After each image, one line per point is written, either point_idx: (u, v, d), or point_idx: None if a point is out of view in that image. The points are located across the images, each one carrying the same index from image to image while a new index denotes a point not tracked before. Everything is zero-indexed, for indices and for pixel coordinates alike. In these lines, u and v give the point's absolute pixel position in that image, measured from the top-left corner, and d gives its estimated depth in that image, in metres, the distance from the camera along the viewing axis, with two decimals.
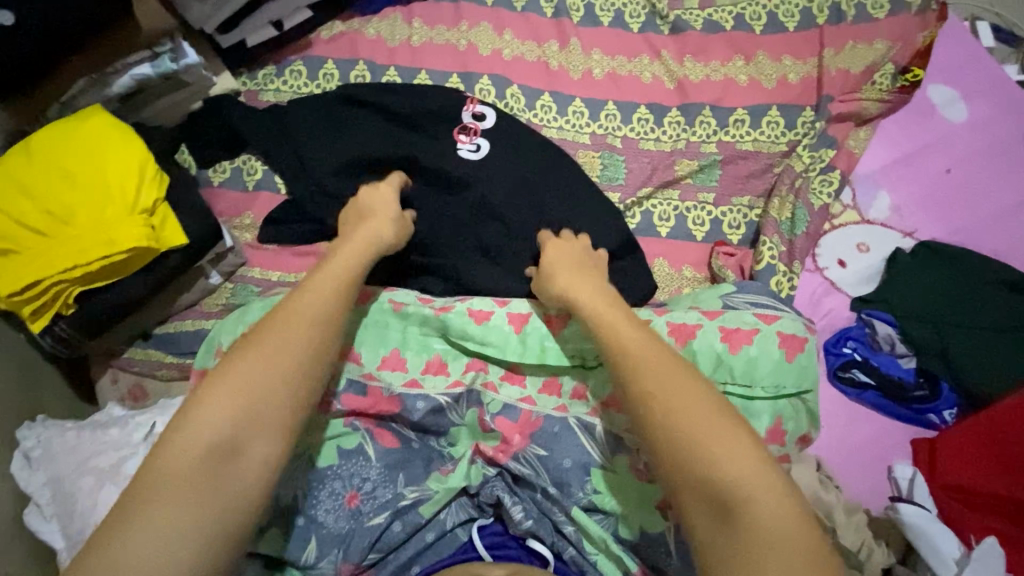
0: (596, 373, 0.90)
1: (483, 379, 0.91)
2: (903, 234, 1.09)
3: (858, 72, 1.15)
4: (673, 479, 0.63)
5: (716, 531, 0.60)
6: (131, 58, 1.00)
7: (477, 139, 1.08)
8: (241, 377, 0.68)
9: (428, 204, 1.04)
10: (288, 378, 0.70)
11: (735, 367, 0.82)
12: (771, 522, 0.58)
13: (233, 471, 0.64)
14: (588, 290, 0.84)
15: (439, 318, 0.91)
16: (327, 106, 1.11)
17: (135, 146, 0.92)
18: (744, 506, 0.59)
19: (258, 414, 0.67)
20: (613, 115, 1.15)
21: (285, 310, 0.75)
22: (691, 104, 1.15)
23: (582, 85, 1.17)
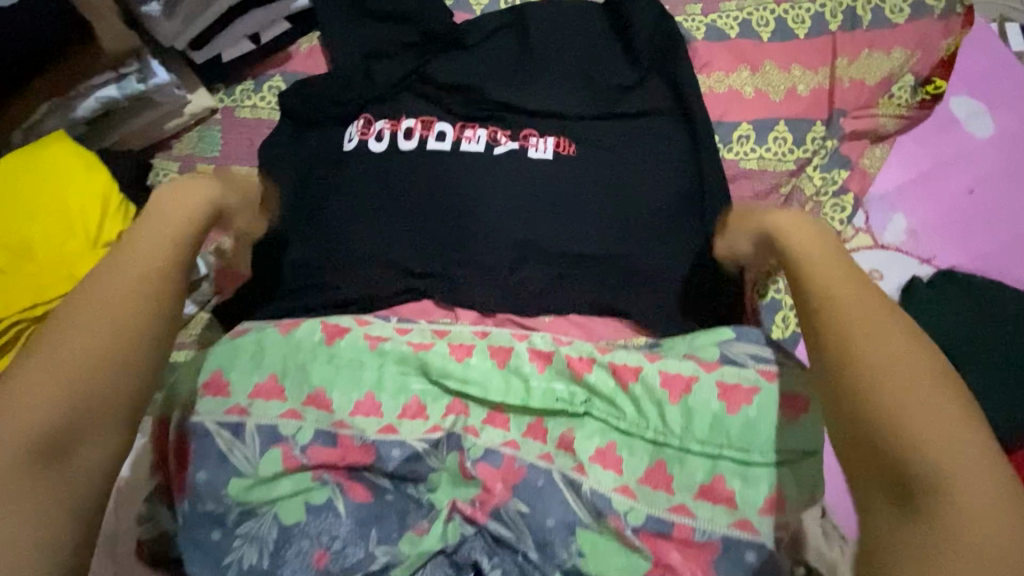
0: (586, 421, 0.85)
1: (463, 423, 0.88)
2: (921, 260, 1.01)
3: (874, 83, 1.06)
4: (885, 487, 0.63)
5: (907, 526, 0.61)
6: (96, 79, 0.92)
7: (545, 141, 1.02)
8: (40, 377, 0.63)
9: (577, 85, 1.07)
10: (63, 396, 0.63)
11: (732, 428, 0.78)
12: (964, 489, 0.59)
13: (62, 470, 0.62)
14: (855, 290, 0.72)
15: (416, 356, 0.90)
16: (598, 91, 1.07)
17: (100, 176, 0.86)
18: (921, 462, 0.61)
19: (68, 431, 0.63)
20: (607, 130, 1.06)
21: (113, 269, 0.70)
22: (706, 120, 1.04)
23: (579, 94, 1.07)
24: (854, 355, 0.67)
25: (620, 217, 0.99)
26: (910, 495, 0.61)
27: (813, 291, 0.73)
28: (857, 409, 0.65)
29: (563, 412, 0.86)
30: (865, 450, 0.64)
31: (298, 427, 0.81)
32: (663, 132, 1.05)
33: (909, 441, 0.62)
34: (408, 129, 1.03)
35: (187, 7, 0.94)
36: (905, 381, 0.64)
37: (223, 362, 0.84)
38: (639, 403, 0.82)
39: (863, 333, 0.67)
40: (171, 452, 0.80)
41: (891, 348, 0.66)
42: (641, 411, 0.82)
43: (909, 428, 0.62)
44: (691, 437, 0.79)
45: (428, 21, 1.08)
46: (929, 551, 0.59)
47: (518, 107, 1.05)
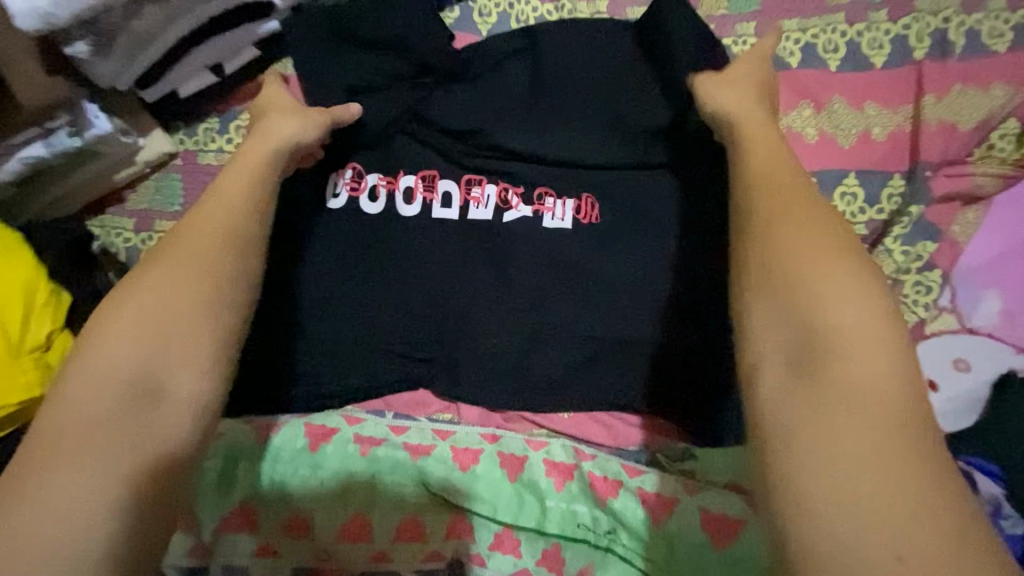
0: (613, 560, 0.72)
1: (467, 550, 0.75)
2: (1017, 349, 0.84)
3: (968, 129, 0.88)
4: (792, 350, 0.50)
5: (796, 392, 0.48)
6: (18, 138, 0.78)
7: (563, 204, 0.87)
8: (121, 330, 0.55)
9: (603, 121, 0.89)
10: (156, 339, 0.55)
11: None
12: (861, 373, 0.48)
13: (156, 416, 0.53)
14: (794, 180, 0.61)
15: (415, 465, 0.79)
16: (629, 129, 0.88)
17: (22, 260, 0.71)
18: (831, 359, 0.48)
19: (158, 373, 0.54)
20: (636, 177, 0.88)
21: (191, 219, 0.63)
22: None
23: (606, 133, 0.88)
24: (772, 241, 0.56)
25: (644, 297, 0.83)
26: (826, 408, 0.47)
27: (769, 187, 0.60)
28: (791, 303, 0.52)
29: (584, 542, 0.73)
30: (781, 274, 0.53)
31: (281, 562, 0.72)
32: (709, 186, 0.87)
33: (832, 318, 0.50)
34: (409, 190, 0.88)
35: (123, 50, 0.76)
36: (835, 277, 0.52)
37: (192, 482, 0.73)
38: (674, 546, 0.70)
39: (822, 283, 0.52)
40: None
41: (833, 266, 0.53)
42: (674, 556, 0.70)
43: (814, 291, 0.51)
44: None
45: (412, 42, 0.87)
46: (835, 453, 0.45)
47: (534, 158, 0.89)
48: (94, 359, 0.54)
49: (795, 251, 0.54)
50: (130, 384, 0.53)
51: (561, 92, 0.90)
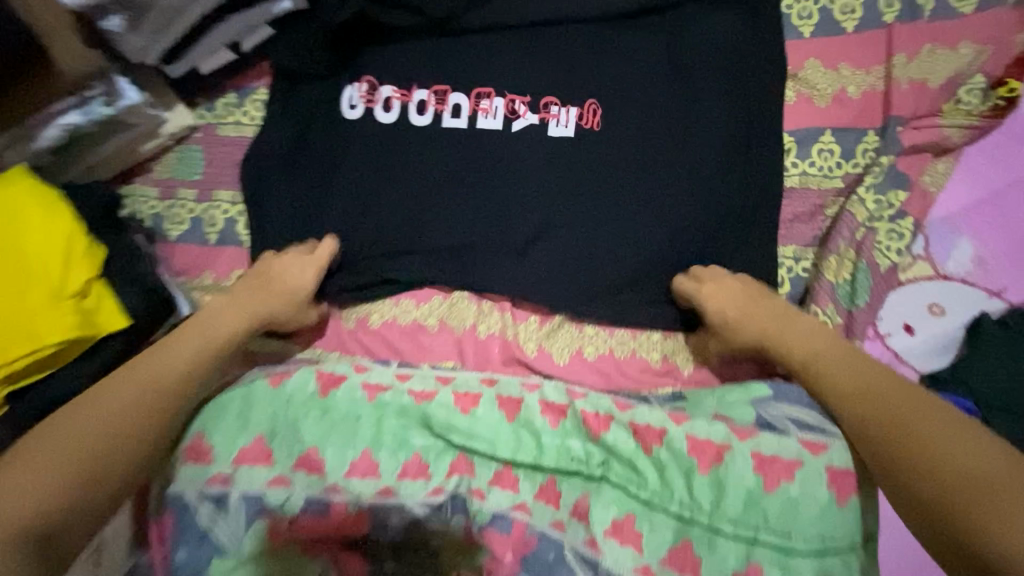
0: (604, 489, 0.75)
1: (468, 485, 0.79)
2: (990, 293, 0.88)
3: (938, 86, 0.93)
4: (874, 415, 0.64)
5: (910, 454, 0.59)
6: (55, 106, 0.84)
7: (567, 111, 0.92)
8: (97, 411, 0.68)
9: (603, 68, 0.93)
10: (148, 412, 0.69)
11: (771, 509, 0.66)
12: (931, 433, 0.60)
13: (105, 462, 0.65)
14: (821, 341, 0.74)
15: (420, 408, 0.83)
16: (626, 77, 0.93)
17: (62, 214, 0.79)
18: (899, 428, 0.62)
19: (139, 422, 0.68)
20: (633, 114, 0.92)
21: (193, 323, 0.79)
22: (743, 128, 0.91)
23: (605, 76, 0.93)
24: (826, 367, 0.71)
25: (645, 226, 0.89)
26: (901, 443, 0.61)
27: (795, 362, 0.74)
28: (859, 398, 0.66)
29: (578, 475, 0.77)
30: (854, 406, 0.66)
31: (286, 496, 0.74)
32: (700, 134, 0.91)
33: (903, 421, 0.62)
34: (422, 102, 0.94)
35: (153, 23, 0.84)
36: (900, 418, 0.62)
37: (206, 424, 0.77)
38: (663, 473, 0.71)
39: (918, 420, 0.61)
40: (153, 527, 0.74)
41: (835, 371, 0.70)
42: (665, 483, 0.71)
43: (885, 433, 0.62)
44: (722, 515, 0.67)
45: (402, 22, 0.95)
46: (919, 461, 0.58)
47: (541, 97, 0.93)
48: (74, 420, 0.66)
49: (831, 375, 0.70)
50: (39, 527, 0.58)
51: (567, 32, 0.95)
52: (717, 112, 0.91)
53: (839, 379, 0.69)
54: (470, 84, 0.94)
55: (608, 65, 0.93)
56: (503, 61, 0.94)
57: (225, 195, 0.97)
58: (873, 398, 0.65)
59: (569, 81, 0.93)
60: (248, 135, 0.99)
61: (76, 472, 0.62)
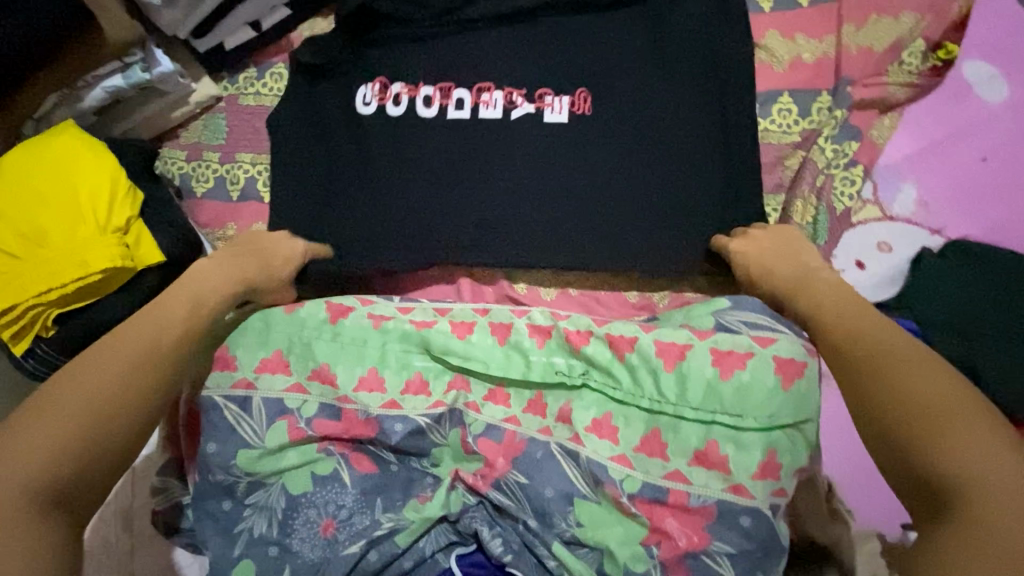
0: (584, 393, 0.85)
1: (465, 399, 0.89)
2: (931, 231, 0.99)
3: (883, 51, 1.04)
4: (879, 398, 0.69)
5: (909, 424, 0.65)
6: (101, 70, 0.96)
7: (561, 101, 1.00)
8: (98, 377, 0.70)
9: (583, 33, 1.02)
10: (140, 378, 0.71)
11: (726, 395, 0.77)
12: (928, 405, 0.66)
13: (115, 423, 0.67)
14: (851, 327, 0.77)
15: (420, 333, 0.92)
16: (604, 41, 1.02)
17: (106, 162, 0.91)
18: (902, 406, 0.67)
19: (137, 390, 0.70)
20: (610, 72, 1.00)
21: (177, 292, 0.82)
22: (715, 85, 1.00)
23: (584, 40, 1.02)
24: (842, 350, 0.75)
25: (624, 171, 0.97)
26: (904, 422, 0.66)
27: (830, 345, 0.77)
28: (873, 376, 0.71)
29: (562, 385, 0.86)
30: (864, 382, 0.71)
31: (303, 401, 0.84)
32: (676, 93, 0.99)
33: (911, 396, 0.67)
34: (428, 96, 1.02)
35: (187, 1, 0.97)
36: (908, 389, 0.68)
37: (230, 340, 0.87)
38: (635, 373, 0.81)
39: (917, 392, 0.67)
40: (188, 428, 0.84)
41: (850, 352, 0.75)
42: (637, 382, 0.81)
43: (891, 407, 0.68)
44: (684, 403, 0.78)
45: (408, 11, 1.03)
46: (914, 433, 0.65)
47: (526, 61, 1.02)
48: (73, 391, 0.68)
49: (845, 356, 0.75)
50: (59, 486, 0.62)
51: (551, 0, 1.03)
52: (689, 69, 1.00)
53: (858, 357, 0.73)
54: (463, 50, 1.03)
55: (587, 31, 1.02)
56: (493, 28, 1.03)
57: (246, 157, 1.08)
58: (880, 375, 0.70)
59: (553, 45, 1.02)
60: (266, 105, 1.09)
61: (82, 435, 0.65)
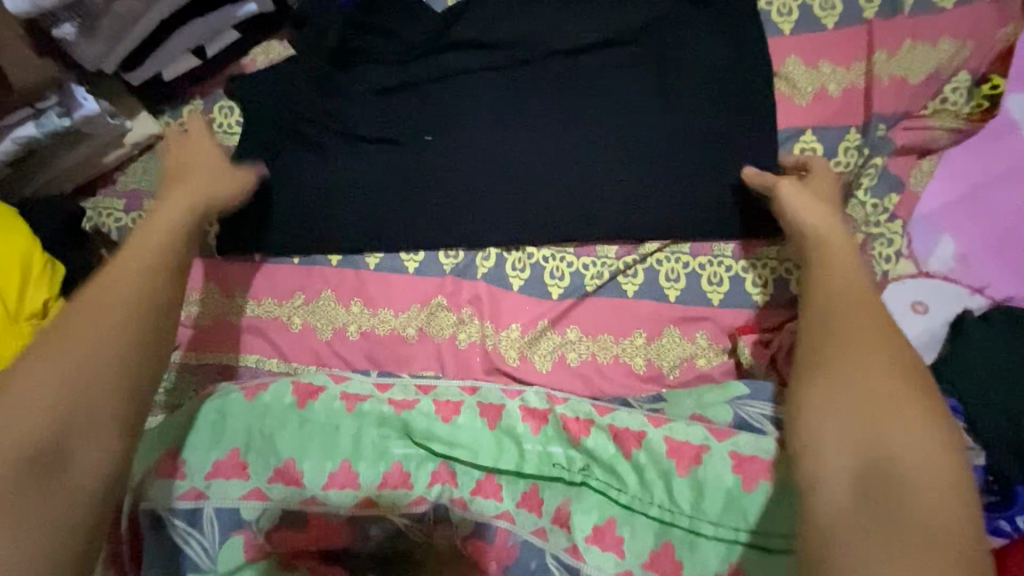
0: (585, 493, 0.75)
1: (451, 493, 0.77)
2: (971, 290, 0.88)
3: (918, 81, 0.92)
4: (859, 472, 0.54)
5: (861, 504, 0.53)
6: (9, 118, 0.82)
7: None
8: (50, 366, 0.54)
9: (576, 75, 0.94)
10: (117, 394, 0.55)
11: (750, 510, 0.69)
12: (905, 446, 0.55)
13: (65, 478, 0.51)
14: (869, 356, 0.61)
15: (398, 417, 0.81)
16: (598, 85, 0.94)
17: (20, 233, 0.77)
18: (887, 458, 0.54)
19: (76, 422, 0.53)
20: (605, 118, 0.92)
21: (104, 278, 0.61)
22: (723, 128, 0.90)
23: (577, 83, 0.94)
24: (881, 386, 0.58)
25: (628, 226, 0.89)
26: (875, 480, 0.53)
27: (822, 354, 0.63)
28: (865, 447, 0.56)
29: (559, 480, 0.76)
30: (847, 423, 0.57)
31: (262, 510, 0.73)
32: (681, 138, 0.90)
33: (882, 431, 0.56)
34: None
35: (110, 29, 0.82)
36: (840, 410, 0.58)
37: (179, 438, 0.76)
38: (643, 474, 0.73)
39: (908, 434, 0.55)
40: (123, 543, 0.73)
41: (884, 398, 0.58)
42: (645, 486, 0.73)
43: (883, 431, 0.56)
44: (702, 516, 0.69)
45: (377, 49, 0.95)
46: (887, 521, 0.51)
47: (516, 103, 0.93)
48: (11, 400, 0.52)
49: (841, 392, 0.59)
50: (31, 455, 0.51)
51: (543, 38, 0.94)
52: (691, 116, 0.91)
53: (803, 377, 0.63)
54: (446, 92, 0.94)
55: (580, 73, 0.94)
56: (479, 68, 0.94)
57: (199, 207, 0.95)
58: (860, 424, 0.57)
59: (542, 89, 0.94)
60: None
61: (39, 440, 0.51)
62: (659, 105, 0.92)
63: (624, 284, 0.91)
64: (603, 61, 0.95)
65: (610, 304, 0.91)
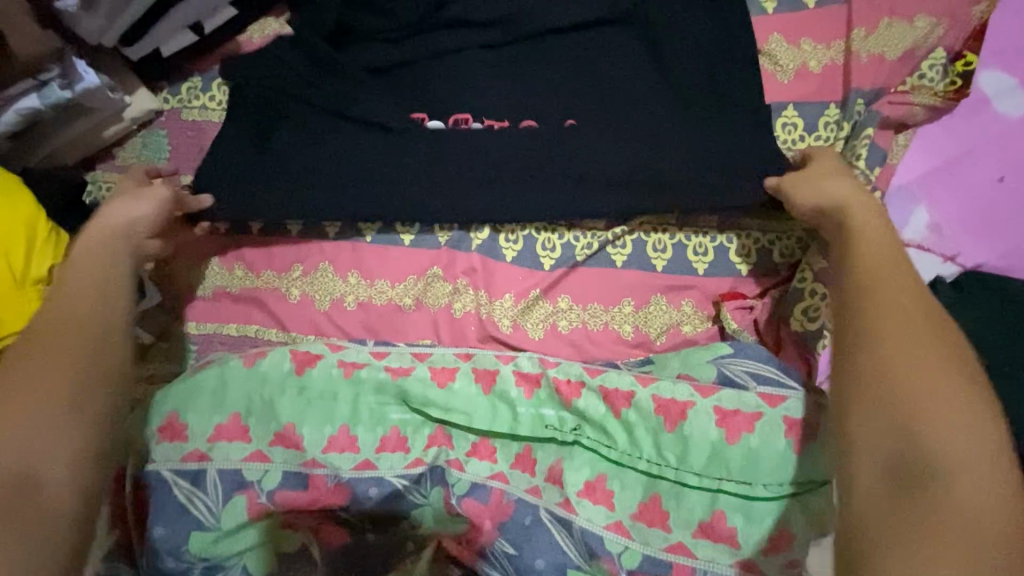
0: (576, 452, 0.78)
1: (447, 456, 0.80)
2: (944, 258, 0.92)
3: (896, 59, 0.95)
4: (891, 464, 0.51)
5: (893, 498, 0.50)
6: (11, 90, 0.83)
7: None
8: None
9: (566, 53, 0.96)
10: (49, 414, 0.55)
11: (732, 461, 0.73)
12: (945, 439, 0.50)
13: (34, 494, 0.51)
14: (909, 329, 0.56)
15: (395, 383, 0.82)
16: (587, 63, 0.96)
17: (25, 204, 0.78)
18: (919, 441, 0.51)
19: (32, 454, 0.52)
20: (595, 94, 0.94)
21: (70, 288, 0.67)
22: (708, 103, 0.93)
23: (567, 60, 0.96)
24: (910, 365, 0.54)
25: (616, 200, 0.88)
26: (902, 469, 0.51)
27: (876, 344, 0.56)
28: (906, 424, 0.52)
29: (552, 441, 0.79)
30: (881, 412, 0.53)
31: (264, 471, 0.76)
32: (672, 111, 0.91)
33: (921, 414, 0.52)
34: None
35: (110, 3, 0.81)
36: (893, 395, 0.53)
37: (180, 402, 0.78)
38: (632, 431, 0.76)
39: (937, 418, 0.51)
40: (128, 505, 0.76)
41: (914, 372, 0.54)
42: (633, 443, 0.76)
43: (922, 420, 0.51)
44: (686, 468, 0.74)
45: (372, 25, 0.96)
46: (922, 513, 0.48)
47: (507, 81, 0.96)
48: None
49: (883, 375, 0.54)
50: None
51: (532, 16, 0.97)
52: (678, 91, 0.93)
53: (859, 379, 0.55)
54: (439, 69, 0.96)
55: (570, 51, 0.96)
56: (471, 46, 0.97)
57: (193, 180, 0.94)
58: (900, 412, 0.52)
59: (533, 67, 0.96)
60: (213, 121, 0.98)
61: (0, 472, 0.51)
62: (648, 81, 0.95)
63: (614, 255, 0.94)
64: (591, 40, 0.97)
65: (599, 274, 0.93)
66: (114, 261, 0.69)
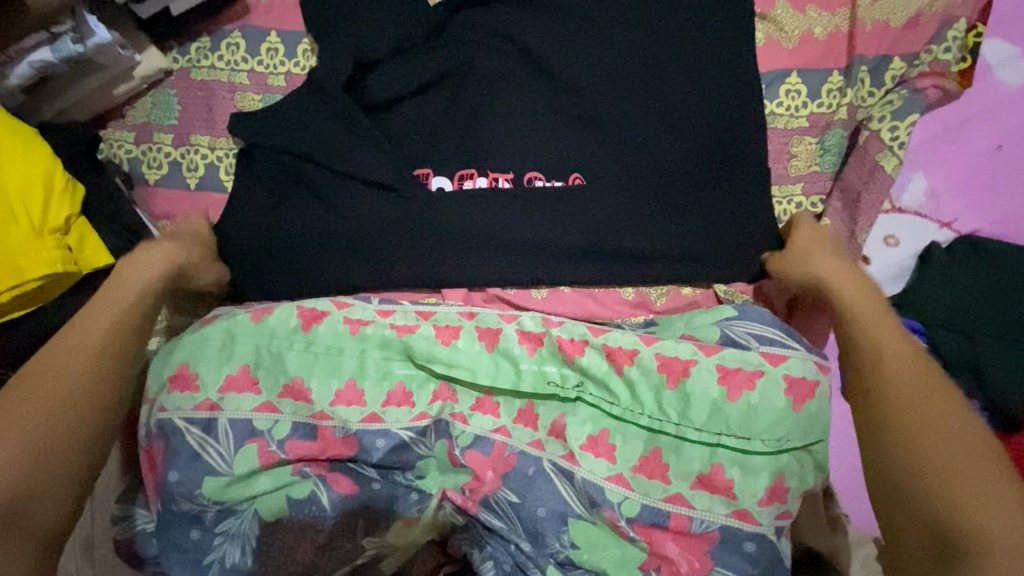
0: (578, 407, 0.80)
1: (452, 410, 0.82)
2: (940, 225, 0.94)
3: (899, 27, 0.95)
4: (932, 538, 0.60)
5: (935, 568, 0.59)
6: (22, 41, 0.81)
7: None
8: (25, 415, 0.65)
9: (571, 12, 0.95)
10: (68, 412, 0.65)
11: (732, 415, 0.76)
12: (985, 518, 0.58)
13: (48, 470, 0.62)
14: (907, 387, 0.70)
15: (401, 340, 0.83)
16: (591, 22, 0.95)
17: (38, 153, 0.78)
18: (957, 514, 0.59)
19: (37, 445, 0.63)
20: (600, 54, 0.94)
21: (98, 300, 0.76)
22: (712, 66, 0.93)
23: (572, 20, 0.95)
24: (911, 428, 0.66)
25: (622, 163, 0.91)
26: (948, 544, 0.58)
27: (884, 414, 0.69)
28: (936, 501, 0.61)
29: (554, 397, 0.81)
30: (913, 494, 0.63)
31: (275, 422, 0.78)
32: (673, 77, 0.92)
33: (958, 495, 0.60)
34: None
35: None
36: (928, 480, 0.62)
37: (191, 354, 0.80)
38: (634, 388, 0.79)
39: (975, 499, 0.59)
40: (141, 452, 0.78)
41: (949, 460, 0.62)
42: (636, 399, 0.78)
43: (950, 493, 0.61)
44: (688, 423, 0.76)
45: None
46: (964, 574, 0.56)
47: (511, 41, 0.95)
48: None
49: (910, 455, 0.65)
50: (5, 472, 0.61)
51: None
52: (683, 55, 0.93)
53: (893, 463, 0.65)
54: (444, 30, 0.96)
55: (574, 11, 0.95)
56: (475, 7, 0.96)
57: (204, 140, 0.96)
58: (941, 500, 0.61)
59: (537, 26, 0.95)
60: (221, 80, 0.97)
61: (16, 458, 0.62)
62: (654, 42, 0.93)
63: None
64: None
65: None
66: (137, 281, 0.78)
